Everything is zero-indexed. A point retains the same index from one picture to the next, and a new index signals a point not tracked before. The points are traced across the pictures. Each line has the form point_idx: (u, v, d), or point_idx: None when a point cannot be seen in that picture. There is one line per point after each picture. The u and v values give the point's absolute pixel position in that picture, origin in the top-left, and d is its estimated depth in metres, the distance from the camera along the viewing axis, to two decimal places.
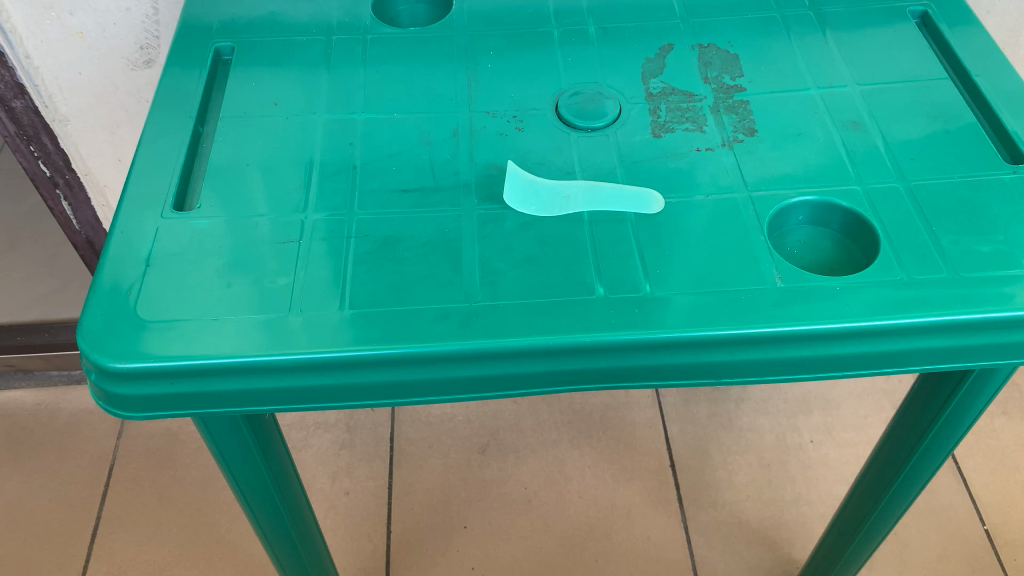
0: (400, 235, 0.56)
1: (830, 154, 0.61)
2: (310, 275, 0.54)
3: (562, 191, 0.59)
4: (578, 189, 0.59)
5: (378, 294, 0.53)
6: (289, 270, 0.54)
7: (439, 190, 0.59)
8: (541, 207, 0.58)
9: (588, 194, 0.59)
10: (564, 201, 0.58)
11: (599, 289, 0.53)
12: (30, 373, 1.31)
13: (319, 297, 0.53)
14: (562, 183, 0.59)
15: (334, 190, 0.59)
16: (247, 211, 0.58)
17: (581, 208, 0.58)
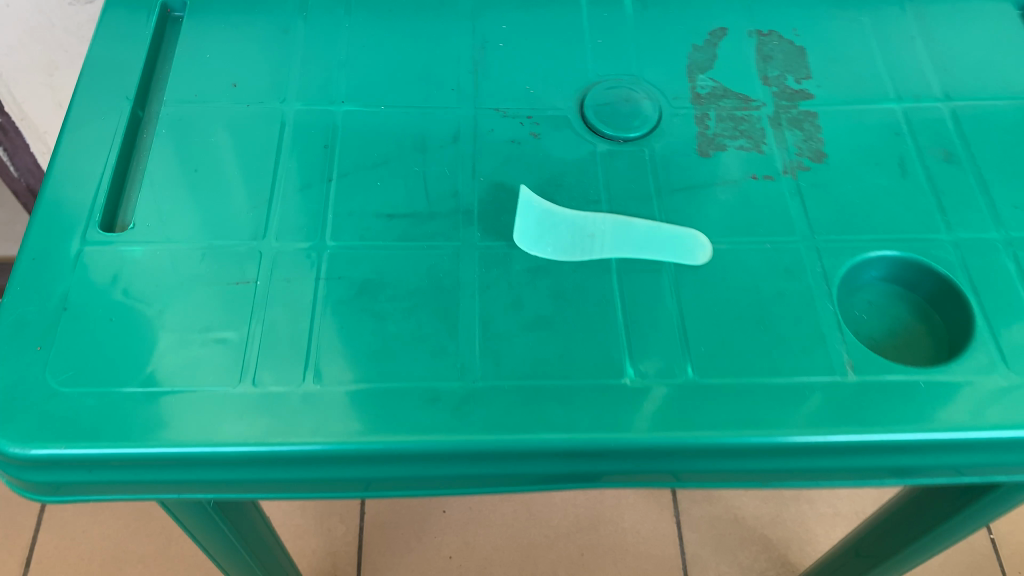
0: (383, 279, 0.45)
1: (915, 194, 0.50)
2: (268, 331, 0.43)
3: (585, 227, 0.48)
4: (606, 226, 0.48)
5: (351, 364, 0.42)
6: (241, 323, 0.43)
7: (433, 217, 0.48)
8: (558, 248, 0.47)
9: (617, 232, 0.47)
10: (588, 241, 0.47)
11: (629, 370, 0.43)
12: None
13: (277, 364, 0.42)
14: (585, 217, 0.48)
15: (301, 211, 0.48)
16: (193, 237, 0.46)
17: (608, 252, 0.47)
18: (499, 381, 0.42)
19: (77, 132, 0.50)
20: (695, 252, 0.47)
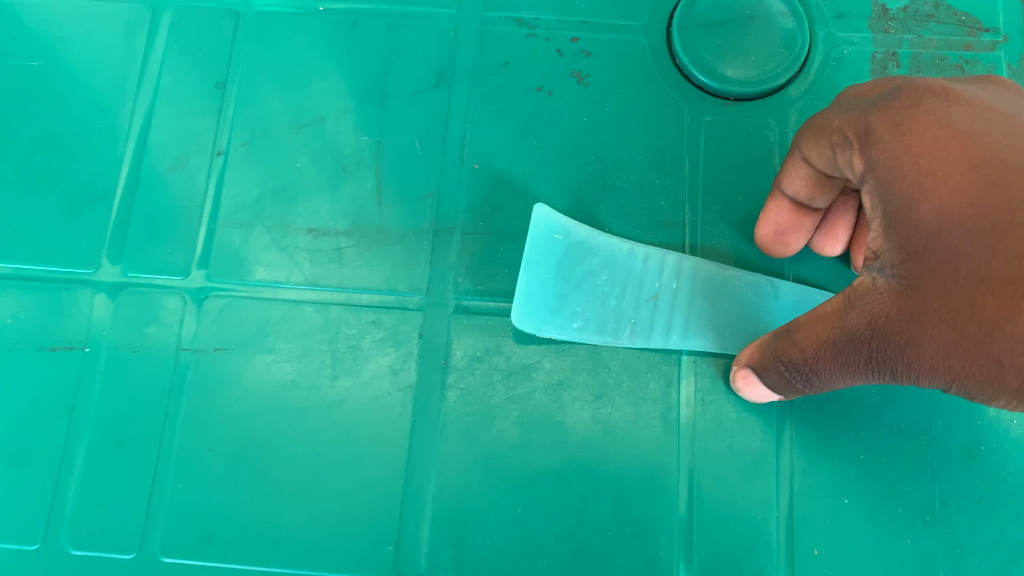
0: (299, 352, 0.30)
1: None
2: (118, 436, 0.29)
3: (642, 283, 0.30)
4: (679, 281, 0.30)
5: (240, 506, 0.28)
6: (83, 415, 0.29)
7: (388, 239, 0.30)
8: (591, 323, 0.29)
9: (695, 297, 0.29)
10: (645, 311, 0.29)
11: (665, 553, 0.29)
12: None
13: (132, 495, 0.29)
14: (643, 263, 0.30)
15: (184, 215, 0.31)
16: (16, 257, 0.30)
17: (673, 332, 0.29)
18: (464, 556, 0.28)
19: None
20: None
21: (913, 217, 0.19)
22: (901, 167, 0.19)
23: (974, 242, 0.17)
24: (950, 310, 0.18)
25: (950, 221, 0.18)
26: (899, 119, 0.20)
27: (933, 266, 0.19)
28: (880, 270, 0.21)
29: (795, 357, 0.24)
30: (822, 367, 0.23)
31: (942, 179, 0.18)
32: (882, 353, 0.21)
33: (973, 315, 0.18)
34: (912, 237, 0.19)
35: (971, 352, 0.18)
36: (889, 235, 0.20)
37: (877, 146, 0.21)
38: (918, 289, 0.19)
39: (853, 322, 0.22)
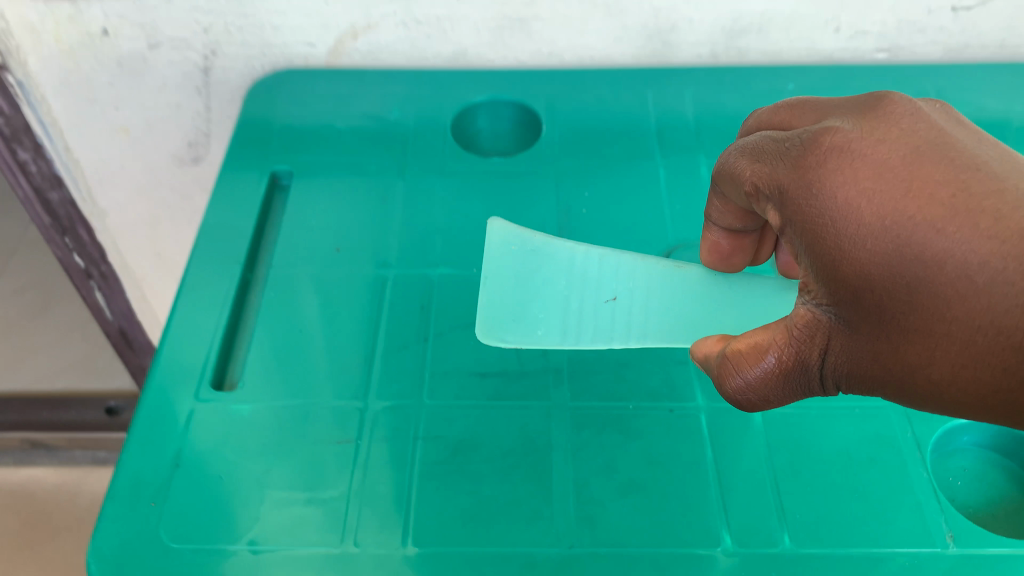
0: (474, 437, 0.47)
1: None
2: (367, 493, 0.45)
3: (600, 293, 0.51)
4: (627, 291, 0.51)
5: (449, 528, 0.43)
6: (341, 481, 0.45)
7: (524, 376, 0.49)
8: (555, 318, 0.50)
9: (641, 297, 0.51)
10: (603, 309, 0.50)
11: (726, 539, 0.43)
12: (30, 451, 1.23)
13: (378, 526, 0.43)
14: (603, 279, 0.51)
15: (400, 371, 0.50)
16: (290, 396, 0.49)
17: (628, 321, 0.50)
18: (595, 544, 0.43)
19: (193, 294, 0.54)
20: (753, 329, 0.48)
21: (843, 268, 0.32)
22: (822, 224, 0.33)
23: (904, 292, 0.31)
24: (882, 338, 0.33)
25: (872, 273, 0.32)
26: (821, 188, 0.33)
27: (895, 309, 0.31)
28: (830, 313, 0.34)
29: (744, 385, 0.37)
30: (766, 384, 0.36)
31: (855, 237, 0.32)
32: (824, 365, 0.35)
33: (896, 339, 0.32)
34: (865, 285, 0.32)
35: (896, 370, 0.33)
36: (830, 282, 0.33)
37: (801, 204, 0.34)
38: (857, 325, 0.33)
39: (800, 351, 0.35)
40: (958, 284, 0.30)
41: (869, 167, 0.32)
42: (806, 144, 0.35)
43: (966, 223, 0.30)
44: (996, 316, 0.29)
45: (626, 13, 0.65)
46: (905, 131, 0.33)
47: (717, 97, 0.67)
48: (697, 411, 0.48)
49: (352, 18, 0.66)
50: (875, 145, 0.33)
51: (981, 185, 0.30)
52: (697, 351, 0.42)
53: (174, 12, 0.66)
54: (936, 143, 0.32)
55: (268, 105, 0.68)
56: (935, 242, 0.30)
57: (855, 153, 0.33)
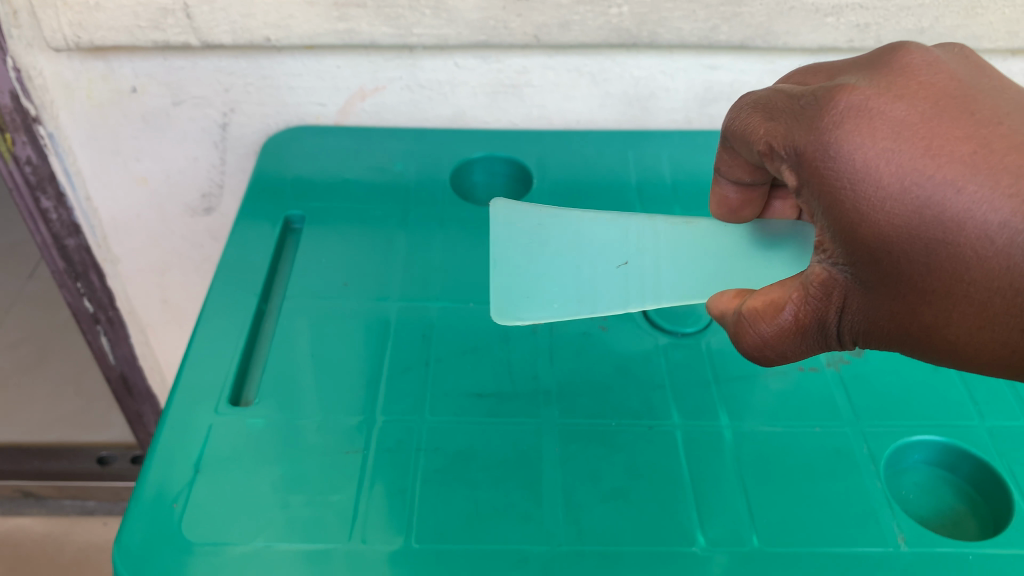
0: (471, 449, 0.51)
1: (948, 387, 0.55)
2: (372, 495, 0.49)
3: (611, 261, 0.57)
4: (638, 252, 0.57)
5: (448, 527, 0.47)
6: (349, 486, 0.49)
7: (517, 396, 0.54)
8: (569, 290, 0.56)
9: (650, 258, 0.57)
10: (614, 273, 0.56)
11: (701, 539, 0.47)
12: (20, 500, 1.24)
13: (381, 525, 0.47)
14: (614, 248, 0.58)
15: (403, 391, 0.54)
16: (302, 411, 0.53)
17: (641, 280, 0.56)
18: (582, 542, 0.46)
19: (212, 321, 0.59)
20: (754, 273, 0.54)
21: (864, 228, 0.37)
22: (841, 184, 0.38)
23: (925, 258, 0.36)
24: (897, 297, 0.39)
25: (892, 233, 0.37)
26: (835, 151, 0.38)
27: (913, 272, 0.37)
28: (847, 274, 0.39)
29: (758, 340, 0.43)
30: (781, 341, 0.42)
31: (875, 196, 0.37)
32: (841, 322, 0.41)
33: (912, 299, 0.38)
34: (887, 250, 0.37)
35: (909, 323, 0.39)
36: (850, 241, 0.38)
37: (820, 161, 0.39)
38: (873, 285, 0.39)
39: (814, 309, 0.41)
40: (979, 246, 0.35)
41: (889, 126, 0.37)
42: (824, 103, 0.39)
43: (986, 184, 0.35)
44: (1013, 278, 0.35)
45: (609, 82, 0.73)
46: (921, 89, 0.38)
47: (693, 159, 0.74)
48: (674, 428, 0.53)
49: (362, 81, 0.73)
50: (894, 104, 0.37)
51: (1000, 144, 0.35)
52: (713, 306, 0.48)
53: (199, 72, 0.72)
54: (952, 102, 0.37)
55: (282, 158, 0.74)
56: (954, 208, 0.35)
57: (875, 111, 0.38)
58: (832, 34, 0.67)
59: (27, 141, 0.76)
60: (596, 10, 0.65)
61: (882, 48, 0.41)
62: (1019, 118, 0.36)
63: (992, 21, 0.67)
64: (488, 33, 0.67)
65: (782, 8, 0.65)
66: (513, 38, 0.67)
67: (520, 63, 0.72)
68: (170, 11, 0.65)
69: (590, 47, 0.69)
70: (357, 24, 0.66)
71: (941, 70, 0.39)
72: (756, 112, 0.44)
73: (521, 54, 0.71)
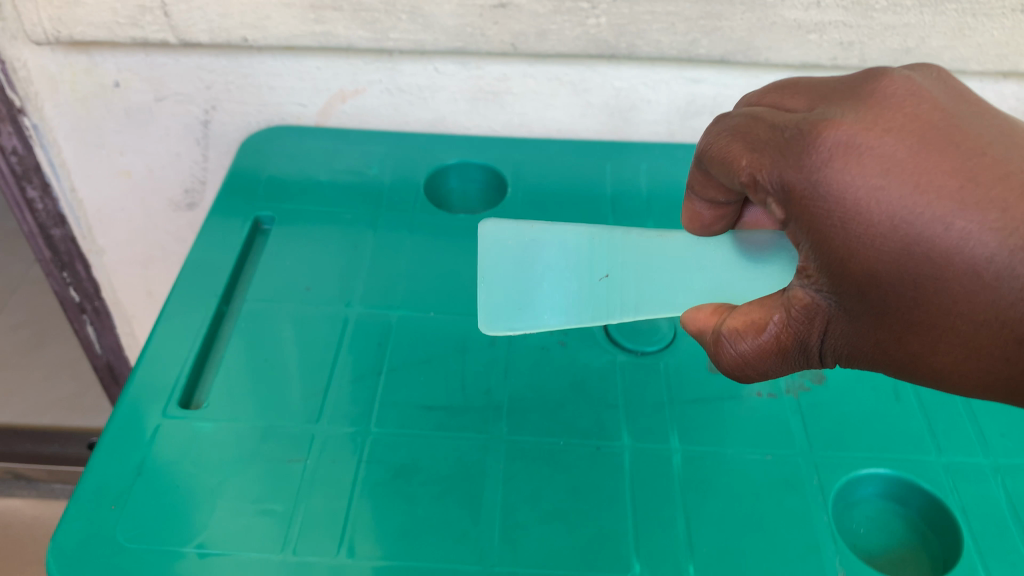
0: (415, 462, 0.51)
1: (907, 419, 0.54)
2: (311, 505, 0.48)
3: (592, 270, 0.53)
4: (617, 263, 0.53)
5: (384, 542, 0.47)
6: (288, 495, 0.49)
7: (467, 411, 0.54)
8: (558, 306, 0.53)
9: (631, 266, 0.53)
10: (598, 286, 0.53)
11: (636, 567, 0.46)
12: (12, 482, 1.26)
13: (317, 537, 0.47)
14: (592, 257, 0.53)
15: (353, 400, 0.54)
16: (251, 417, 0.53)
17: (626, 294, 0.53)
18: (516, 565, 0.46)
19: (171, 321, 0.59)
20: (737, 288, 0.50)
21: (853, 263, 0.36)
22: (831, 222, 0.37)
23: (910, 290, 0.36)
24: (883, 326, 0.38)
25: (881, 267, 0.36)
26: (824, 188, 0.37)
27: (898, 304, 0.37)
28: (832, 303, 0.39)
29: (737, 360, 0.42)
30: (761, 361, 0.41)
31: (866, 234, 0.36)
32: (823, 345, 0.40)
33: (899, 330, 0.38)
34: (871, 282, 0.37)
35: (895, 350, 0.39)
36: (837, 273, 0.37)
37: (809, 197, 0.37)
38: (859, 315, 0.38)
39: (796, 331, 0.40)
40: (964, 279, 0.35)
41: (879, 162, 0.36)
42: (810, 136, 0.37)
43: (976, 218, 0.34)
44: (1000, 312, 0.35)
45: (590, 91, 0.72)
46: (907, 121, 0.36)
47: (672, 172, 0.73)
48: (622, 450, 0.52)
49: (342, 83, 0.73)
50: (880, 138, 0.36)
51: (988, 176, 0.35)
52: (691, 322, 0.46)
53: (181, 69, 0.72)
54: (938, 133, 0.36)
55: (258, 157, 0.74)
56: (943, 243, 0.35)
57: (862, 147, 0.36)
58: (815, 51, 0.66)
59: (13, 131, 0.77)
60: (574, 20, 0.65)
61: (861, 72, 0.40)
62: (1004, 146, 0.36)
63: (980, 43, 0.65)
64: (465, 40, 0.66)
65: (764, 23, 0.64)
66: (490, 46, 0.67)
67: (500, 70, 0.71)
68: (147, 8, 0.65)
69: (570, 57, 0.68)
70: (333, 27, 0.66)
71: (923, 98, 0.37)
72: (737, 138, 0.41)
73: (501, 61, 0.70)
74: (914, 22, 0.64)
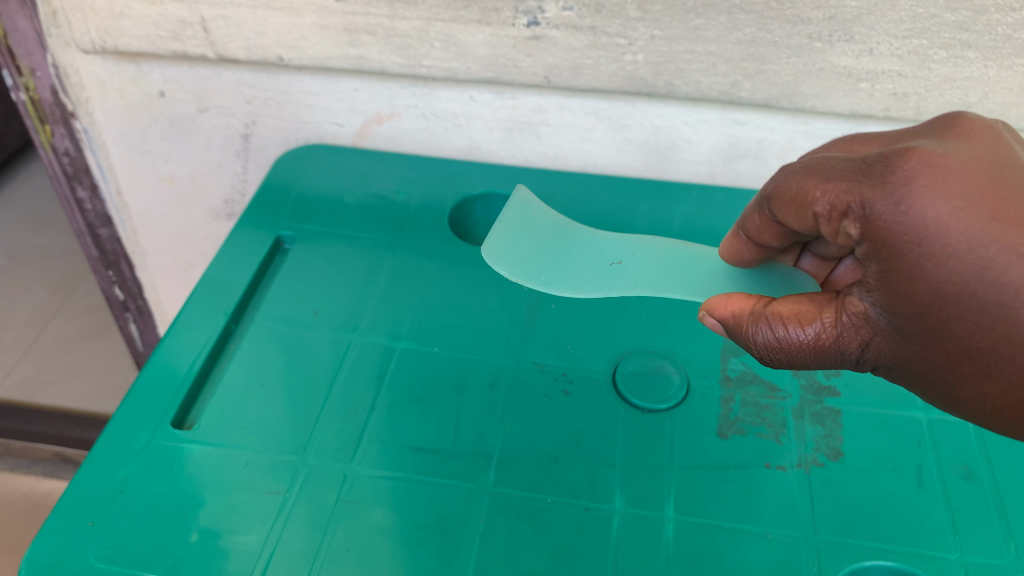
0: (394, 508, 0.49)
1: (928, 510, 0.50)
2: (284, 541, 0.48)
3: (611, 258, 0.61)
4: (633, 255, 0.61)
5: None
6: (263, 528, 0.48)
7: (455, 457, 0.52)
8: (564, 274, 0.60)
9: (650, 260, 0.60)
10: (610, 269, 0.60)
11: None
12: (59, 463, 1.26)
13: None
14: (615, 248, 0.62)
15: (342, 435, 0.53)
16: (238, 444, 0.52)
17: (636, 277, 0.59)
18: None
19: (177, 337, 0.58)
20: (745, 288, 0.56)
21: (918, 283, 0.38)
22: (908, 239, 0.38)
23: (970, 316, 0.37)
24: (934, 349, 0.40)
25: (948, 288, 0.37)
26: (902, 207, 0.38)
27: (955, 328, 0.38)
28: (885, 317, 0.40)
29: (774, 344, 0.45)
30: (797, 349, 0.44)
31: (940, 254, 0.37)
32: (864, 354, 0.43)
33: (950, 355, 0.39)
34: (931, 303, 0.38)
35: (943, 373, 0.40)
36: (899, 292, 0.39)
37: (883, 219, 0.39)
38: (911, 334, 0.40)
39: (840, 334, 0.43)
40: None
41: (959, 186, 0.37)
42: (893, 159, 0.39)
43: None
44: None
45: (628, 128, 0.70)
46: (985, 155, 0.39)
47: (707, 216, 0.70)
48: (612, 514, 0.49)
49: (378, 106, 0.73)
50: (960, 165, 0.38)
51: None
52: (727, 306, 0.49)
53: (223, 83, 0.73)
54: (1013, 169, 0.38)
55: (289, 172, 0.74)
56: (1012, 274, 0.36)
57: (945, 171, 0.38)
58: (865, 100, 0.62)
59: (65, 133, 0.79)
60: (609, 56, 0.62)
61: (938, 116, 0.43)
62: None
63: None
64: (498, 70, 0.65)
65: (811, 69, 0.61)
66: (523, 77, 0.65)
67: (536, 101, 0.69)
68: (188, 24, 0.66)
69: (606, 92, 0.66)
70: (367, 51, 0.65)
71: (999, 136, 0.40)
72: (810, 173, 0.43)
73: (537, 93, 0.68)
74: (976, 75, 0.59)
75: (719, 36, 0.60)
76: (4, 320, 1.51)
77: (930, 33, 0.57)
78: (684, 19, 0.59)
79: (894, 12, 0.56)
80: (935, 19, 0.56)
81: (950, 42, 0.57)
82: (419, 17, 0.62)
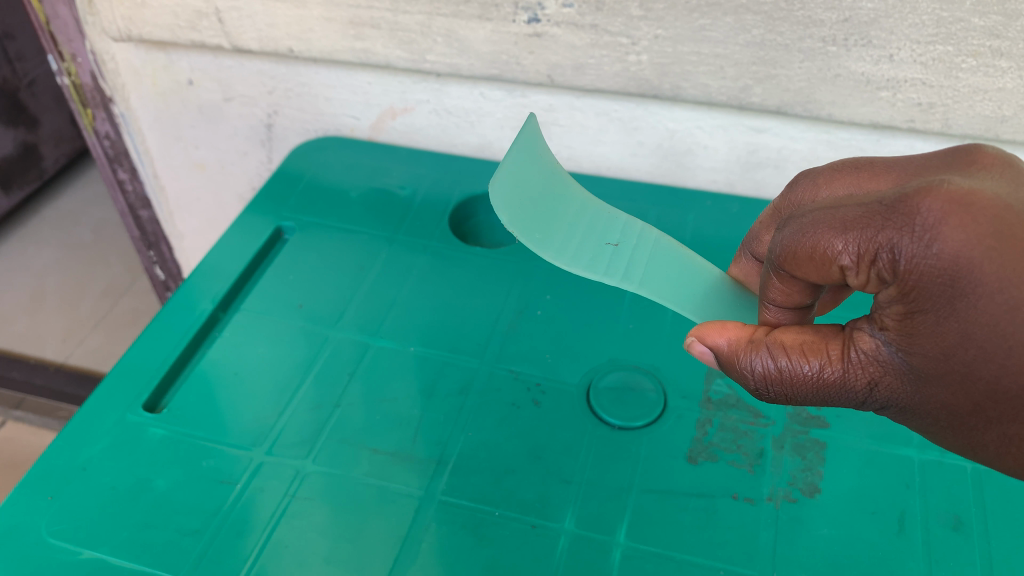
0: (342, 509, 0.49)
1: (903, 559, 0.46)
2: (231, 530, 0.48)
3: (607, 238, 0.55)
4: (628, 238, 0.55)
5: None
6: (213, 517, 0.48)
7: (411, 462, 0.51)
8: (558, 243, 0.52)
9: (643, 248, 0.54)
10: (607, 250, 0.54)
11: None
12: None
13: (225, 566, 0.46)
14: (615, 229, 0.55)
15: (306, 430, 0.53)
16: (202, 431, 0.53)
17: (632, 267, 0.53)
18: None
19: (163, 321, 0.60)
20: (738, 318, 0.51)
21: (947, 323, 0.32)
22: (941, 279, 0.31)
23: (997, 360, 0.31)
24: (953, 392, 0.34)
25: (977, 331, 0.31)
26: (930, 242, 0.31)
27: (977, 370, 0.32)
28: (899, 356, 0.35)
29: (775, 375, 0.39)
30: (800, 382, 0.38)
31: (972, 294, 0.30)
32: (875, 392, 0.37)
33: (969, 400, 0.33)
34: (952, 344, 0.32)
35: (965, 415, 0.34)
36: (920, 331, 0.33)
37: (912, 261, 0.31)
38: (928, 377, 0.34)
39: (847, 371, 0.37)
40: None
41: (995, 223, 0.30)
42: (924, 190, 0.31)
43: None
44: None
45: (641, 130, 0.67)
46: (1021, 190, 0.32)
47: (719, 226, 0.66)
48: (559, 533, 0.47)
49: (391, 100, 0.72)
50: (992, 197, 0.31)
51: None
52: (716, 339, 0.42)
53: (244, 73, 0.74)
54: None
55: (304, 163, 0.74)
56: None
57: (980, 204, 0.30)
58: (887, 111, 0.57)
59: (105, 117, 0.82)
60: (613, 56, 0.60)
61: (953, 151, 0.36)
62: None
63: None
64: (501, 68, 0.64)
65: (826, 74, 0.57)
66: (526, 75, 0.63)
67: (547, 100, 0.67)
68: (204, 14, 0.67)
69: (614, 93, 0.64)
70: (372, 45, 0.65)
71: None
72: (826, 210, 0.35)
73: (546, 91, 0.67)
74: (1010, 86, 0.54)
75: (726, 37, 0.56)
76: (82, 291, 1.60)
77: (956, 39, 0.52)
78: (688, 18, 0.56)
79: (915, 15, 0.52)
80: (961, 23, 0.51)
81: (979, 49, 0.52)
82: (420, 12, 0.61)
